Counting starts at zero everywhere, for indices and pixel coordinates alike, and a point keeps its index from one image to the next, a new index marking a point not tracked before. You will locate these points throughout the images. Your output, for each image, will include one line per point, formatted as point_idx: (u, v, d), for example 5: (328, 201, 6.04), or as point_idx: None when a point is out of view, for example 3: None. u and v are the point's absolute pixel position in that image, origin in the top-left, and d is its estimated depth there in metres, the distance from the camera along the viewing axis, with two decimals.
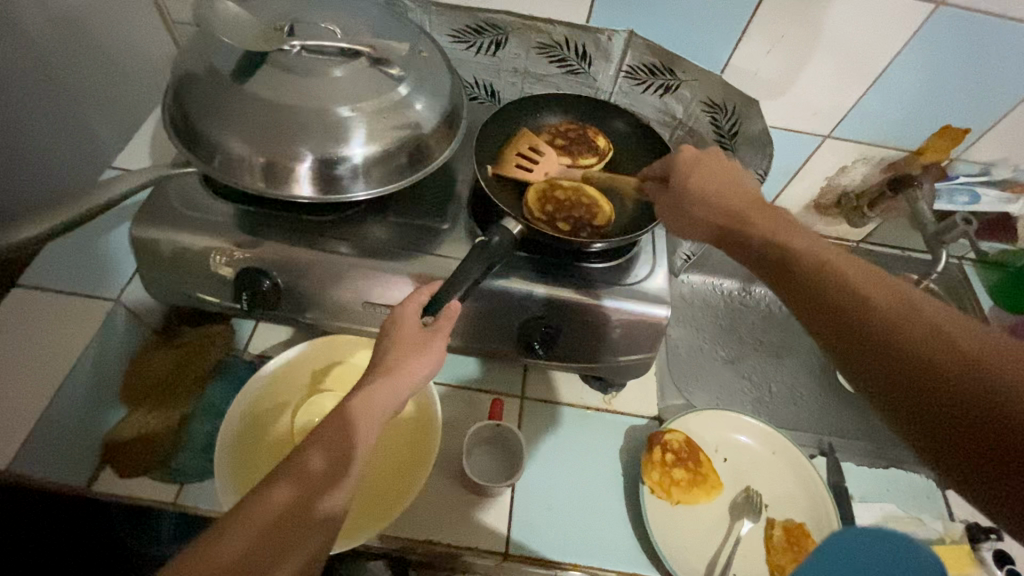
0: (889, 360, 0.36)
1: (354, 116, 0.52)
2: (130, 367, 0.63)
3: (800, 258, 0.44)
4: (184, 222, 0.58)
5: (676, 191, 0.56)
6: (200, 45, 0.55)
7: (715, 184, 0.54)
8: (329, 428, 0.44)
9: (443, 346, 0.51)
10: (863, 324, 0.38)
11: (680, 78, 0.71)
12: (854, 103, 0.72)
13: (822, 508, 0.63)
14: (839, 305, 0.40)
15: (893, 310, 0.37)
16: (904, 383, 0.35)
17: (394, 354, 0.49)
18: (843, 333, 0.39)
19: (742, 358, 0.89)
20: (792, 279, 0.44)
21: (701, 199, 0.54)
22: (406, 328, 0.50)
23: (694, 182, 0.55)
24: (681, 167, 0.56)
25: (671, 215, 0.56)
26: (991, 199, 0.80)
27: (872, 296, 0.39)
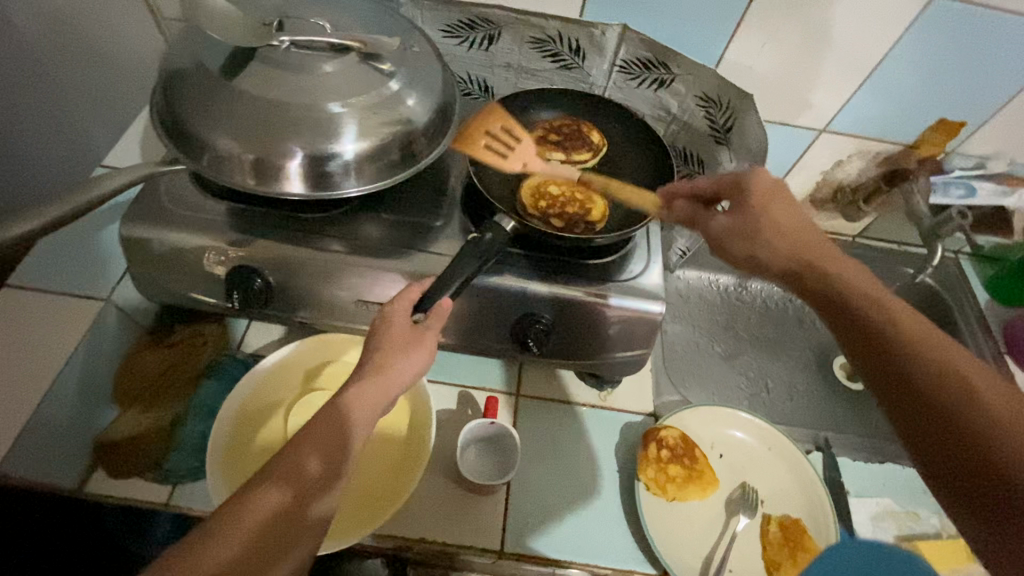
0: (966, 451, 0.36)
1: (345, 112, 0.51)
2: (122, 367, 0.63)
3: (841, 284, 0.44)
4: (174, 220, 0.57)
5: (743, 222, 0.49)
6: (189, 41, 0.55)
7: (792, 221, 0.48)
8: (320, 426, 0.43)
9: (434, 342, 0.50)
10: (944, 411, 0.37)
11: (673, 72, 0.69)
12: (849, 96, 0.72)
13: (818, 503, 0.63)
14: (921, 386, 0.39)
15: (989, 407, 0.36)
16: (980, 478, 0.35)
17: (384, 351, 0.48)
18: (917, 412, 0.39)
19: (739, 354, 0.89)
20: (875, 342, 0.41)
21: (776, 235, 0.48)
22: (396, 325, 0.50)
23: (773, 216, 0.48)
24: (754, 199, 0.50)
25: (728, 248, 0.50)
26: (988, 192, 0.78)
27: (967, 385, 0.37)
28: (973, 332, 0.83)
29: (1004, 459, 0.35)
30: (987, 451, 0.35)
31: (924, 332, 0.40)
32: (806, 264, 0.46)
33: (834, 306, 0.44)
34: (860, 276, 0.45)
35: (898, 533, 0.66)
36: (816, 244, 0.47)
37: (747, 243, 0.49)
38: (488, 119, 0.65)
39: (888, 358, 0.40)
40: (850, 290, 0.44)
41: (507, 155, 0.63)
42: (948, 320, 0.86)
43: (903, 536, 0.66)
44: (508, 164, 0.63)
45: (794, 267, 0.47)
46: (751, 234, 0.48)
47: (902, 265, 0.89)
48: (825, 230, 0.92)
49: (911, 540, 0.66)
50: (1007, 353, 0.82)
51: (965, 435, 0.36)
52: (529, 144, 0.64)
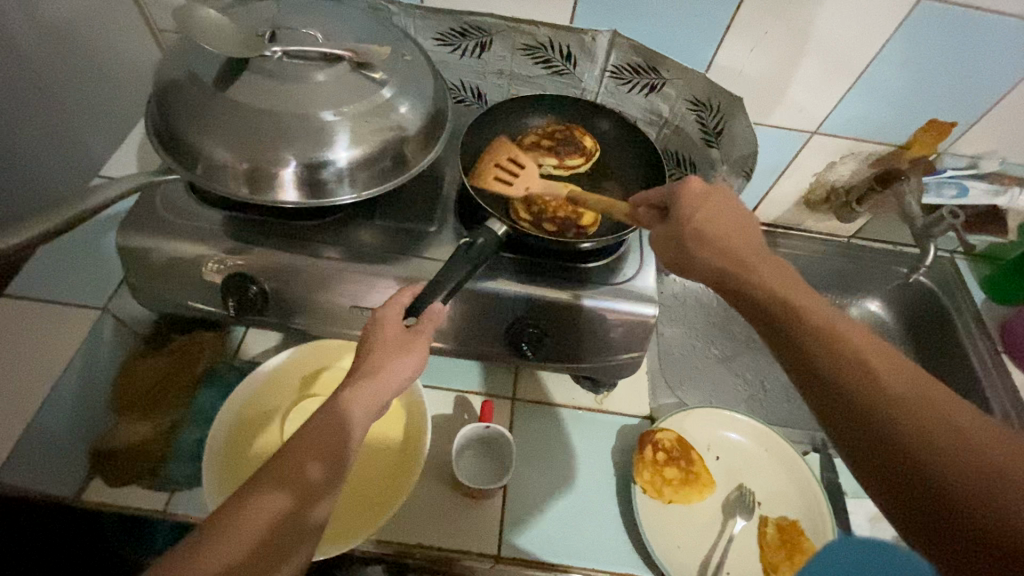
0: (880, 441, 0.33)
1: (338, 120, 0.52)
2: (120, 375, 0.63)
3: (786, 304, 0.40)
4: (171, 228, 0.58)
5: (674, 223, 0.49)
6: (184, 53, 0.55)
7: (722, 225, 0.47)
8: (318, 434, 0.43)
9: (428, 345, 0.51)
10: (861, 411, 0.34)
11: (663, 77, 0.70)
12: (839, 98, 0.72)
13: (816, 504, 0.63)
14: (847, 400, 0.35)
15: (915, 410, 0.33)
16: (893, 469, 0.33)
17: (378, 358, 0.48)
18: (847, 426, 0.35)
19: (735, 356, 0.89)
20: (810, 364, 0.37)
21: (702, 242, 0.47)
22: (389, 329, 0.50)
23: (703, 223, 0.47)
24: (682, 205, 0.49)
25: (672, 257, 0.49)
26: (979, 192, 0.79)
27: (886, 383, 0.34)
28: (970, 331, 0.83)
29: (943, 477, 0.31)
30: (919, 468, 0.31)
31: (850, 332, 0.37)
32: (727, 270, 0.45)
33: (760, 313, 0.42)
34: (780, 278, 0.43)
35: (896, 534, 0.66)
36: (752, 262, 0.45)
37: (684, 260, 0.48)
38: (528, 130, 0.69)
39: (811, 361, 0.37)
40: (778, 303, 0.41)
41: (537, 159, 0.66)
42: (945, 319, 0.86)
43: (903, 537, 0.66)
44: (538, 167, 0.66)
45: (721, 269, 0.45)
46: (682, 240, 0.48)
47: (896, 264, 0.90)
48: (818, 231, 0.92)
49: None
50: (1003, 351, 0.82)
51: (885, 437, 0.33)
52: (561, 147, 0.67)
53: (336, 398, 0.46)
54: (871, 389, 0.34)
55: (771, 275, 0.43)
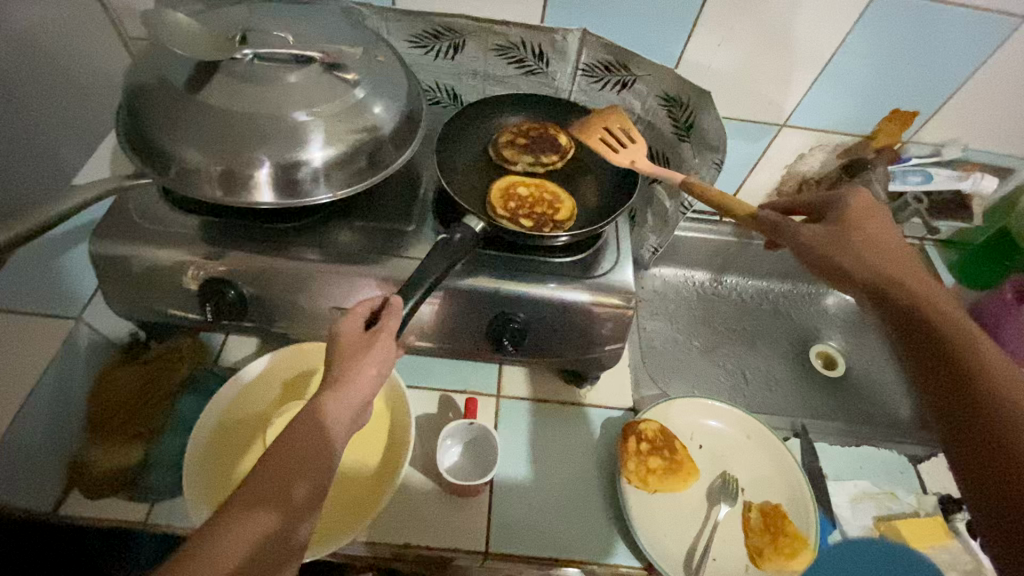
0: (985, 429, 0.36)
1: (312, 120, 0.52)
2: (97, 387, 0.62)
3: (924, 308, 0.42)
4: (145, 235, 0.57)
5: (839, 221, 0.51)
6: (155, 58, 0.55)
7: (889, 239, 0.49)
8: (287, 449, 0.43)
9: (392, 341, 0.49)
10: (991, 422, 0.36)
11: (634, 74, 0.70)
12: (805, 91, 0.74)
13: (798, 488, 0.64)
14: (975, 388, 0.37)
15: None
16: (994, 455, 0.35)
17: (343, 365, 0.47)
18: (956, 410, 0.38)
19: (717, 348, 0.90)
20: (943, 355, 0.40)
21: (861, 242, 0.49)
22: (349, 333, 0.49)
23: (869, 230, 0.49)
24: (848, 211, 0.51)
25: (816, 251, 0.50)
26: (945, 177, 0.81)
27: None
28: None
29: None
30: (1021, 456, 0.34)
31: (985, 348, 0.39)
32: (882, 281, 0.46)
33: (905, 320, 0.43)
34: (922, 284, 0.45)
35: (876, 513, 0.66)
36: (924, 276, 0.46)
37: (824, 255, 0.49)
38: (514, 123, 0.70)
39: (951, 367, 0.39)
40: (930, 305, 0.43)
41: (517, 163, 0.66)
42: None
43: (883, 516, 0.66)
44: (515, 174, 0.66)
45: (878, 272, 0.46)
46: (840, 238, 0.49)
47: None
48: None
49: (890, 520, 0.66)
50: (974, 332, 0.85)
51: (1007, 450, 0.35)
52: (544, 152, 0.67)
53: (308, 405, 0.45)
54: (1007, 400, 0.36)
55: (931, 288, 0.44)
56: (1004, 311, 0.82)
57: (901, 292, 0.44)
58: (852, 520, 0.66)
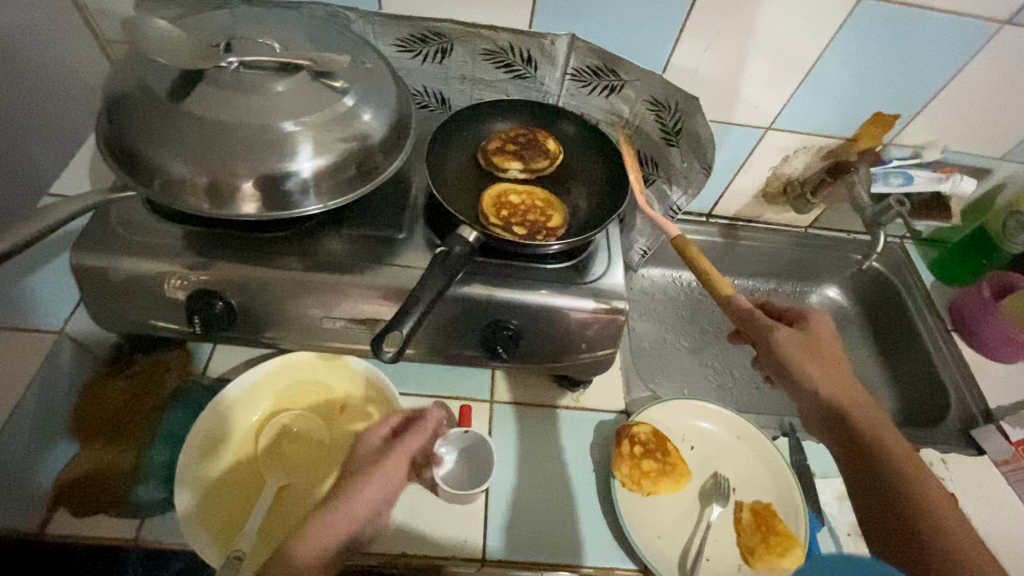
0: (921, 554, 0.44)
1: (300, 131, 0.52)
2: (82, 401, 0.60)
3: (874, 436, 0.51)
4: (129, 247, 0.56)
5: (810, 336, 0.56)
6: (136, 66, 0.54)
7: (840, 356, 0.56)
8: (307, 538, 0.49)
9: (404, 461, 0.57)
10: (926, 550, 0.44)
11: (622, 79, 0.70)
12: (790, 96, 0.75)
13: (787, 488, 0.65)
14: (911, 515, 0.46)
15: (970, 558, 0.42)
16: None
17: (360, 472, 0.55)
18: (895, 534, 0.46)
19: (705, 348, 0.92)
20: (886, 486, 0.48)
21: (822, 362, 0.54)
22: (370, 441, 0.59)
23: (824, 344, 0.56)
24: (817, 329, 0.57)
25: (779, 356, 0.55)
26: (923, 179, 0.82)
27: (947, 530, 0.44)
28: (921, 311, 0.87)
29: None
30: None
31: (920, 477, 0.48)
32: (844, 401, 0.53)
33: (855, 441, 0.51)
34: (865, 407, 0.53)
35: None
36: (864, 398, 0.53)
37: (790, 372, 0.54)
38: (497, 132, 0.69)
39: (888, 498, 0.47)
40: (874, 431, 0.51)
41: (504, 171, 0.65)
42: (898, 303, 0.90)
43: None
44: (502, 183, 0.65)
45: (837, 392, 0.53)
46: (807, 347, 0.55)
47: (852, 252, 0.94)
48: (778, 222, 0.95)
49: None
50: (953, 329, 0.87)
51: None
52: (530, 158, 0.67)
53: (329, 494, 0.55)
54: (942, 537, 0.44)
55: (877, 418, 0.52)
56: (981, 309, 0.84)
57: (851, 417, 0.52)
58: (839, 516, 0.67)
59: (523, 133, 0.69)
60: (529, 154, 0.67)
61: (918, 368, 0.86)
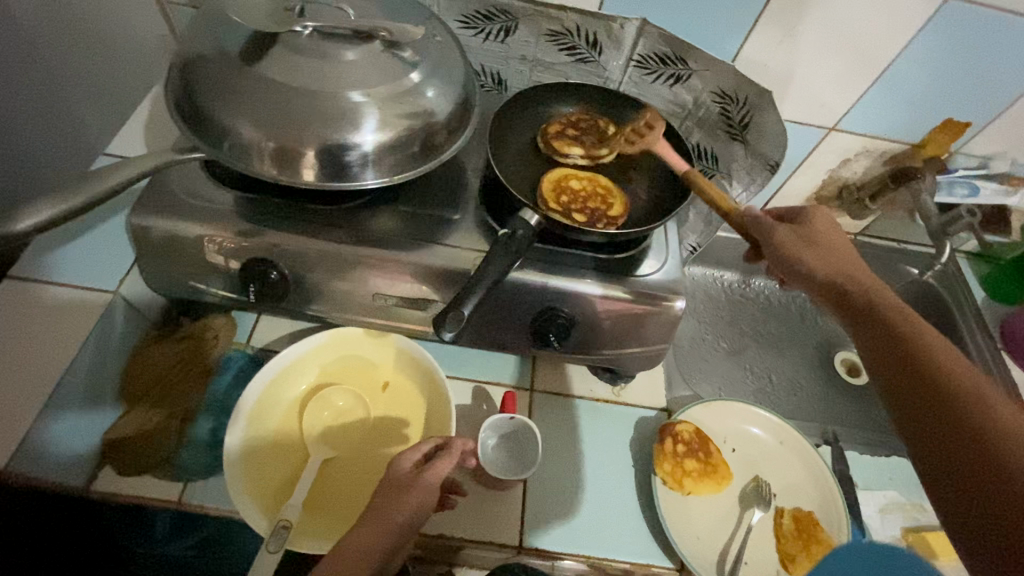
0: (966, 437, 0.36)
1: (367, 101, 0.50)
2: (130, 363, 0.62)
3: (897, 317, 0.45)
4: (188, 211, 0.55)
5: (808, 231, 0.54)
6: (207, 26, 0.53)
7: (838, 242, 0.54)
8: None
9: (431, 485, 0.50)
10: (967, 425, 0.37)
11: (690, 68, 0.69)
12: (860, 96, 0.73)
13: (830, 497, 0.64)
14: (940, 391, 0.39)
15: (1006, 425, 0.35)
16: (979, 465, 0.35)
17: (385, 500, 0.49)
18: (934, 420, 0.39)
19: (744, 350, 0.90)
20: (909, 365, 0.41)
21: (820, 248, 0.53)
22: (401, 468, 0.51)
23: (831, 243, 0.53)
24: (817, 224, 0.55)
25: (781, 251, 0.54)
26: (991, 191, 0.80)
27: (983, 401, 0.37)
28: (972, 328, 0.85)
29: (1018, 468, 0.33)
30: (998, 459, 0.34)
31: (944, 352, 0.41)
32: (833, 278, 0.50)
33: (872, 325, 0.46)
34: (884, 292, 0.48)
35: (904, 524, 0.67)
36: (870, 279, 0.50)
37: (791, 258, 0.53)
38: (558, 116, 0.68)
39: (916, 378, 0.41)
40: (889, 308, 0.46)
41: (565, 154, 0.65)
42: (948, 319, 0.88)
43: (910, 528, 0.67)
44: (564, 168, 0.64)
45: (838, 279, 0.50)
46: (807, 240, 0.53)
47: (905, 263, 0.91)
48: None
49: (917, 532, 0.67)
50: (1003, 348, 0.85)
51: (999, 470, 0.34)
52: (592, 143, 0.66)
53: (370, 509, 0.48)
54: (980, 412, 0.37)
55: (888, 297, 0.47)
56: None
57: (869, 305, 0.47)
58: (880, 529, 0.66)
59: (583, 119, 0.68)
60: (591, 140, 0.66)
61: None
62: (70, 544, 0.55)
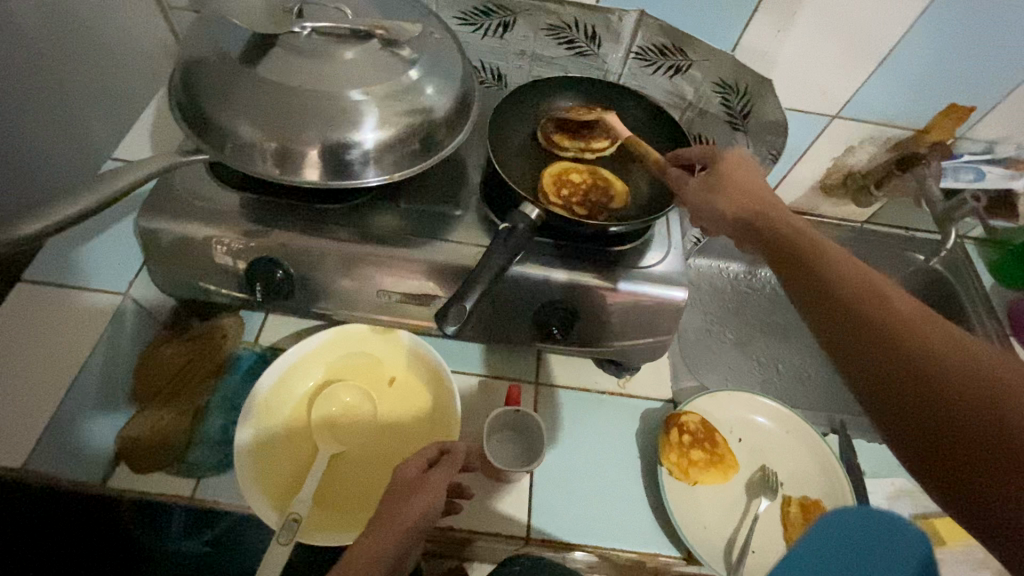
0: (904, 367, 0.35)
1: (367, 100, 0.51)
2: (141, 362, 0.62)
3: (811, 249, 0.43)
4: (194, 212, 0.56)
5: (715, 176, 0.53)
6: (209, 30, 0.54)
7: (750, 181, 0.53)
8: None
9: (440, 486, 0.51)
10: (902, 354, 0.35)
11: (689, 59, 0.70)
12: (862, 83, 0.72)
13: (838, 486, 0.64)
14: (870, 321, 0.37)
15: (936, 345, 0.35)
16: (921, 394, 0.34)
17: (395, 500, 0.49)
18: (868, 355, 0.37)
19: (750, 341, 0.90)
20: (835, 301, 0.39)
21: (728, 191, 0.52)
22: (404, 473, 0.51)
23: (738, 180, 0.53)
24: (725, 166, 0.54)
25: (701, 202, 0.53)
26: (997, 175, 0.80)
27: (912, 323, 0.36)
28: (980, 315, 0.85)
29: (962, 391, 0.33)
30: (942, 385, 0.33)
31: (863, 278, 0.40)
32: (752, 215, 0.49)
33: (791, 260, 0.44)
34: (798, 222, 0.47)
35: (913, 511, 0.67)
36: (771, 206, 0.49)
37: (705, 206, 0.52)
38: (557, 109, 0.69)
39: (844, 314, 0.38)
40: (803, 241, 0.44)
41: (564, 146, 0.65)
42: (957, 306, 0.87)
43: (919, 515, 0.67)
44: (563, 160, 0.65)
45: (749, 219, 0.49)
46: (717, 186, 0.53)
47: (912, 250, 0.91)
48: (832, 215, 0.92)
49: (926, 519, 0.67)
50: (1013, 334, 0.84)
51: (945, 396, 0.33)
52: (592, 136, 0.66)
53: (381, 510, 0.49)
54: (912, 338, 0.36)
55: (796, 228, 0.46)
56: None
57: (782, 241, 0.45)
58: None
59: (582, 110, 0.68)
60: (590, 132, 0.66)
61: None
62: (94, 536, 0.57)
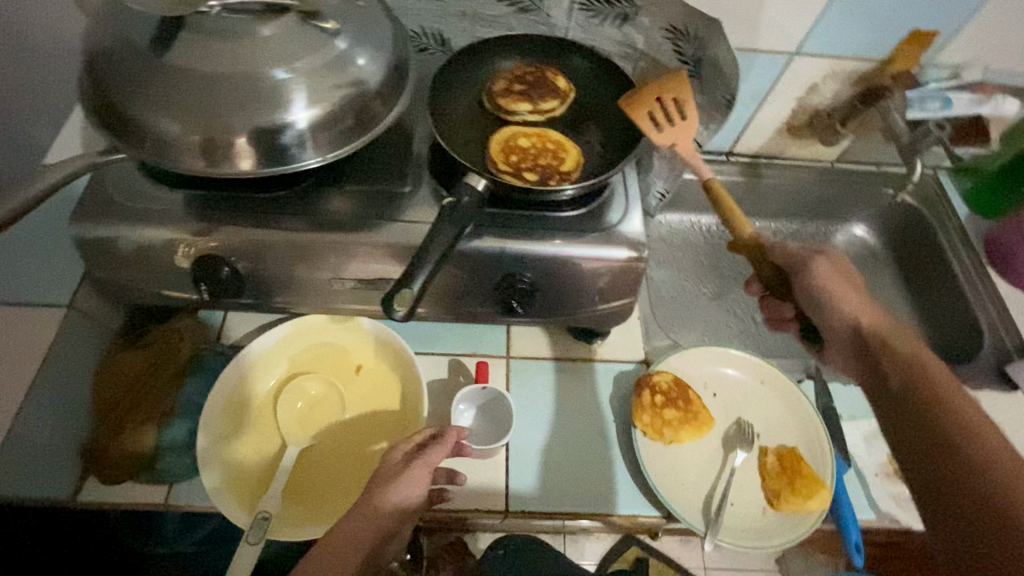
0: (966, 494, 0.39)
1: (293, 77, 0.48)
2: (99, 371, 0.61)
3: (916, 371, 0.46)
4: (128, 214, 0.54)
5: (840, 276, 0.54)
6: (114, 17, 0.50)
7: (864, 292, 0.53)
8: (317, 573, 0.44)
9: (427, 472, 0.50)
10: (971, 481, 0.39)
11: (637, 5, 0.65)
12: (821, 15, 0.69)
13: (814, 434, 0.64)
14: (950, 446, 0.41)
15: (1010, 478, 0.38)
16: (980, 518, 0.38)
17: (377, 486, 0.49)
18: (939, 478, 0.41)
19: (727, 294, 0.89)
20: (926, 423, 0.44)
21: (854, 286, 0.54)
22: (395, 457, 0.51)
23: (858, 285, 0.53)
24: (839, 263, 0.54)
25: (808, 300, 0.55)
26: (964, 102, 0.76)
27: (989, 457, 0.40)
28: (955, 247, 0.84)
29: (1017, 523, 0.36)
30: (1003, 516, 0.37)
31: (960, 406, 0.43)
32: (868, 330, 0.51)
33: (892, 380, 0.48)
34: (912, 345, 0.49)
35: None
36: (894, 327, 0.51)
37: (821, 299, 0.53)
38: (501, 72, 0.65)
39: (929, 434, 0.43)
40: (910, 362, 0.47)
41: (512, 111, 0.62)
42: (932, 240, 0.86)
43: None
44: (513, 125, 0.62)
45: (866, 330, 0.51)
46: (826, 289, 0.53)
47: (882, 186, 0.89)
48: (800, 158, 0.90)
49: None
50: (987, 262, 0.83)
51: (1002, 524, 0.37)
52: (539, 96, 0.63)
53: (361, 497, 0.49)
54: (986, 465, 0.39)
55: (912, 350, 0.48)
56: (1020, 240, 0.79)
57: (892, 359, 0.49)
58: (866, 456, 0.67)
59: (526, 70, 0.65)
60: (538, 93, 0.63)
61: (949, 305, 0.83)
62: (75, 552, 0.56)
